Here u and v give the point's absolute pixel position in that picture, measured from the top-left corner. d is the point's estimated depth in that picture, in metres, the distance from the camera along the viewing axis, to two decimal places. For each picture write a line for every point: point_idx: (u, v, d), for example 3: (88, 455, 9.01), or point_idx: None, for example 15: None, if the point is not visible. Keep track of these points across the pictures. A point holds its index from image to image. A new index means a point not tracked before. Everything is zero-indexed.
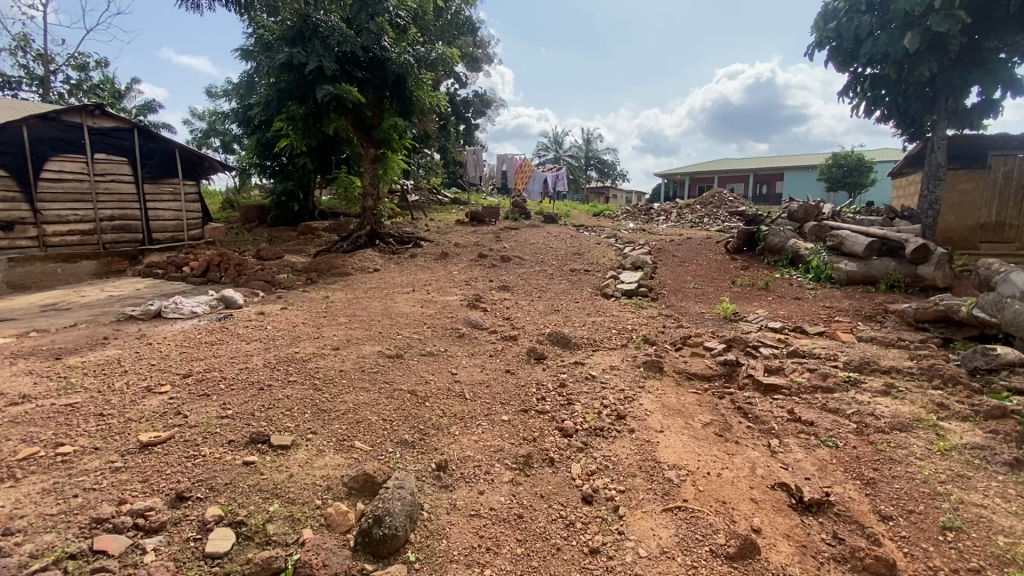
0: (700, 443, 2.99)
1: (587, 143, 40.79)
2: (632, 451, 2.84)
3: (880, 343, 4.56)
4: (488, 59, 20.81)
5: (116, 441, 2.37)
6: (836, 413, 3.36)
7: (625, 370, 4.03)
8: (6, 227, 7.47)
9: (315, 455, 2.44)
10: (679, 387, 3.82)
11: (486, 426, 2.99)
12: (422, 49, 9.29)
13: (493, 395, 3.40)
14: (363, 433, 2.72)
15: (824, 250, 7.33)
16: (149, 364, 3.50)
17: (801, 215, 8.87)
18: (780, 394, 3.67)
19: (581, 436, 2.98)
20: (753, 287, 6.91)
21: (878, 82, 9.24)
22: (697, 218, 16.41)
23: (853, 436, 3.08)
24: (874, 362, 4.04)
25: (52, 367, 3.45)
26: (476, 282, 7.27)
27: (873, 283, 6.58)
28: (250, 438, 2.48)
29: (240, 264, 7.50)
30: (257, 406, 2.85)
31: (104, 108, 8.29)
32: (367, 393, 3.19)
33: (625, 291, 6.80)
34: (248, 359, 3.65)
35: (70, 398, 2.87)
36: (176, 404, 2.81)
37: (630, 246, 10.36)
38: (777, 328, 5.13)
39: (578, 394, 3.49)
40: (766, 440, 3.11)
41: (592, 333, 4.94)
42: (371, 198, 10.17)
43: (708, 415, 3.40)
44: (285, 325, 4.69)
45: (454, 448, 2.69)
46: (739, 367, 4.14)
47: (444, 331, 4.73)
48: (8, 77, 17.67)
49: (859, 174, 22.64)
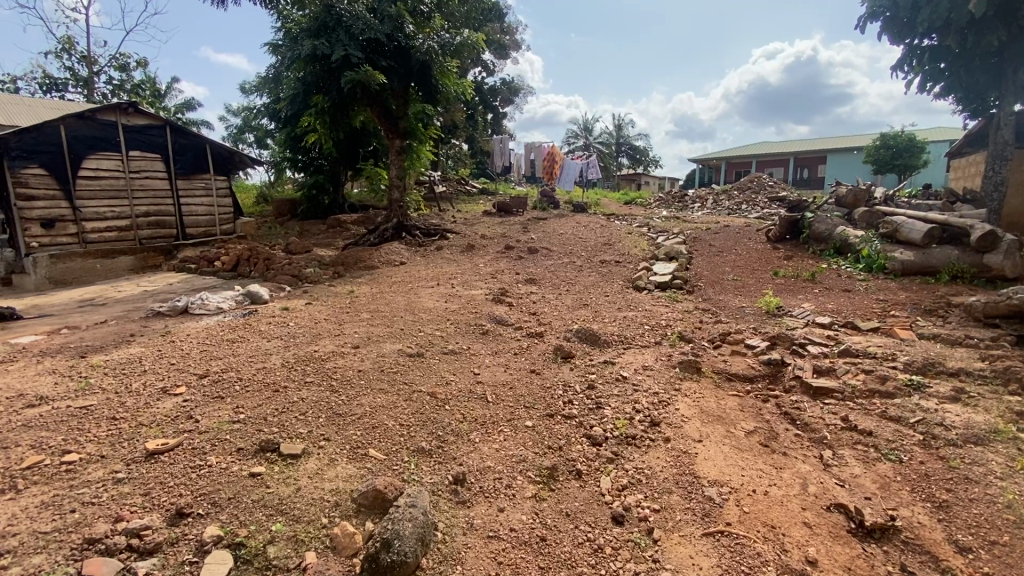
0: (744, 455, 2.72)
1: (618, 129, 39.87)
2: (667, 464, 2.60)
3: (945, 342, 4.13)
4: (516, 46, 20.49)
5: (123, 449, 2.30)
6: (898, 422, 3.01)
7: (659, 370, 3.77)
8: (47, 224, 7.72)
9: (326, 465, 2.30)
10: (718, 390, 3.53)
11: (509, 432, 2.79)
12: (446, 35, 9.04)
13: (517, 397, 3.20)
14: (379, 440, 2.57)
15: (876, 238, 6.80)
16: (168, 363, 3.45)
17: (850, 201, 8.29)
18: (832, 399, 3.34)
19: (611, 445, 2.75)
20: (797, 278, 6.47)
21: (937, 55, 8.50)
22: (735, 205, 15.71)
23: (919, 449, 2.75)
24: (939, 364, 3.65)
25: (75, 366, 3.45)
26: (502, 275, 7.07)
27: (932, 274, 6.05)
28: (259, 445, 2.36)
29: (269, 258, 7.52)
30: (270, 410, 2.73)
31: (137, 106, 8.44)
32: (385, 395, 3.04)
33: (658, 284, 6.48)
34: (266, 358, 3.55)
35: (86, 400, 2.84)
36: (189, 407, 2.73)
37: (664, 235, 9.96)
38: (825, 323, 4.74)
39: (608, 397, 3.26)
40: (817, 451, 2.82)
41: (622, 329, 4.68)
42: (398, 190, 10.05)
43: (751, 422, 3.11)
44: (307, 321, 4.61)
45: (474, 458, 2.51)
46: (784, 368, 3.81)
47: (467, 328, 4.56)
48: (56, 79, 18.47)
49: (910, 156, 21.29)
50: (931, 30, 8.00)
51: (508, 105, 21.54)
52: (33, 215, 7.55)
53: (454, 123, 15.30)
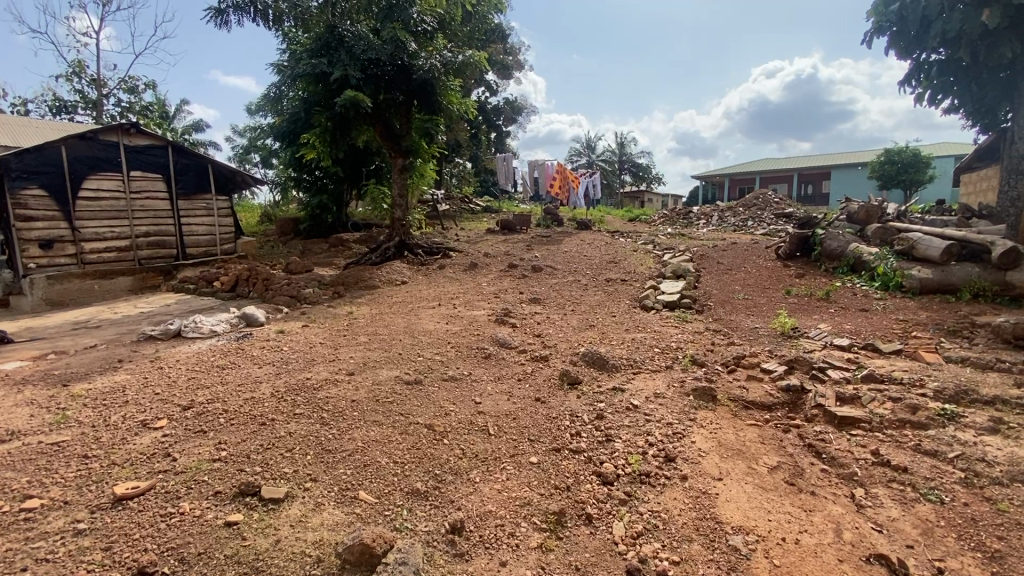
0: (768, 496, 2.49)
1: (621, 147, 40.07)
2: (685, 506, 2.38)
3: (975, 365, 3.90)
4: (519, 66, 20.69)
5: (89, 493, 2.12)
6: (935, 456, 2.78)
7: (672, 398, 3.53)
8: (46, 245, 7.63)
9: (311, 511, 2.10)
10: (736, 419, 3.30)
11: (511, 470, 2.57)
12: (449, 54, 9.01)
13: (520, 430, 2.99)
14: (370, 480, 2.36)
15: (891, 256, 6.59)
16: (152, 393, 3.26)
17: (862, 216, 8.08)
18: (859, 429, 3.10)
19: (623, 485, 2.53)
20: (811, 297, 6.25)
21: (945, 68, 8.37)
22: (741, 222, 15.53)
23: (961, 488, 2.52)
24: (973, 391, 3.41)
25: (54, 396, 3.26)
26: (506, 294, 6.89)
27: (951, 292, 5.82)
28: (238, 489, 2.16)
29: (268, 278, 7.37)
30: (255, 447, 2.53)
31: (139, 127, 8.42)
32: (379, 428, 2.83)
33: (667, 303, 6.30)
34: (255, 387, 3.35)
35: (59, 435, 2.65)
36: (167, 444, 2.54)
37: (670, 253, 9.76)
38: (844, 345, 4.52)
39: (619, 428, 3.05)
40: (848, 489, 2.60)
41: (631, 352, 4.47)
42: (400, 208, 9.92)
43: (774, 456, 2.88)
44: (302, 345, 4.42)
45: (474, 501, 2.30)
46: (805, 395, 3.57)
47: (469, 352, 4.35)
48: (65, 101, 18.74)
49: (915, 171, 21.10)
50: (939, 44, 7.86)
51: (511, 124, 21.54)
52: (32, 236, 7.47)
53: (458, 140, 15.31)
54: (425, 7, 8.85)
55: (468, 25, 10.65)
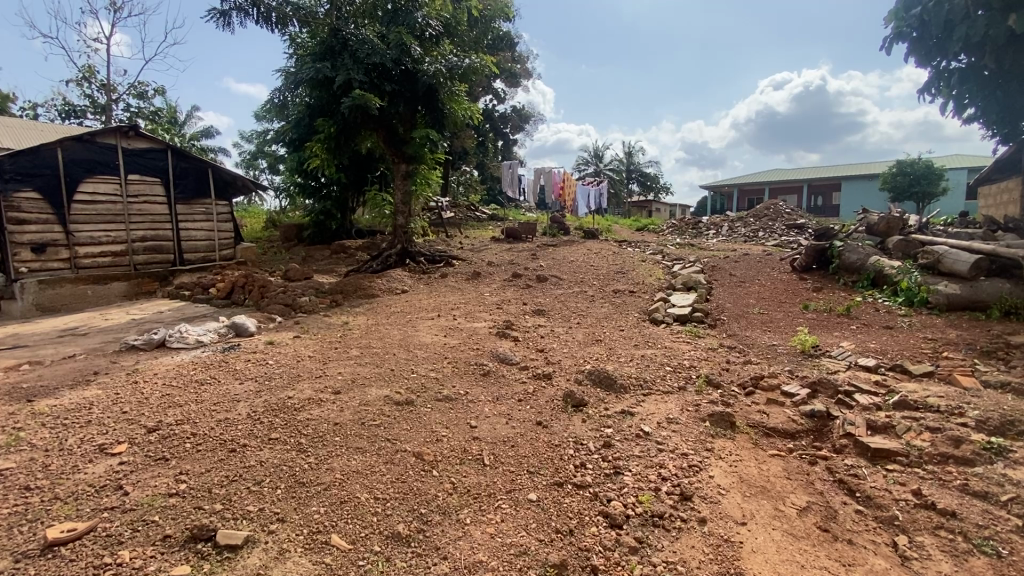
0: (799, 545, 2.18)
1: (628, 156, 39.87)
2: (705, 558, 2.07)
3: (1016, 392, 3.57)
4: (527, 75, 20.57)
5: (19, 536, 1.86)
6: (985, 499, 2.45)
7: (687, 425, 3.21)
8: (38, 249, 7.44)
9: (272, 561, 1.83)
10: (756, 450, 2.98)
11: (507, 510, 2.27)
12: (454, 58, 8.76)
13: (519, 460, 2.69)
14: (345, 521, 2.08)
15: (915, 269, 6.26)
16: (120, 411, 3.00)
17: (883, 228, 7.76)
18: (895, 464, 2.78)
19: (633, 529, 2.22)
20: (830, 313, 5.92)
21: (967, 76, 8.09)
22: (752, 233, 15.16)
23: (1020, 539, 2.20)
24: (1021, 422, 3.07)
25: (15, 414, 3.00)
26: (508, 306, 6.60)
27: (982, 309, 5.48)
28: (190, 533, 1.90)
29: (264, 285, 7.13)
30: (219, 479, 2.25)
31: (138, 129, 8.26)
32: (362, 457, 2.55)
33: (677, 317, 5.99)
34: (230, 407, 3.07)
35: (4, 462, 2.38)
36: (122, 474, 2.26)
37: (680, 263, 9.44)
38: (870, 366, 4.20)
39: (628, 459, 2.75)
40: (889, 536, 2.27)
41: (641, 371, 4.15)
42: (403, 215, 9.64)
43: (802, 495, 2.56)
44: (289, 359, 4.15)
45: (462, 548, 2.01)
46: (831, 422, 3.25)
47: (466, 368, 4.06)
48: (75, 106, 18.77)
49: (928, 183, 20.66)
50: (963, 50, 7.58)
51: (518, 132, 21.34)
52: (24, 239, 7.28)
53: (465, 146, 15.12)
54: (430, 10, 8.64)
55: (476, 30, 10.44)
